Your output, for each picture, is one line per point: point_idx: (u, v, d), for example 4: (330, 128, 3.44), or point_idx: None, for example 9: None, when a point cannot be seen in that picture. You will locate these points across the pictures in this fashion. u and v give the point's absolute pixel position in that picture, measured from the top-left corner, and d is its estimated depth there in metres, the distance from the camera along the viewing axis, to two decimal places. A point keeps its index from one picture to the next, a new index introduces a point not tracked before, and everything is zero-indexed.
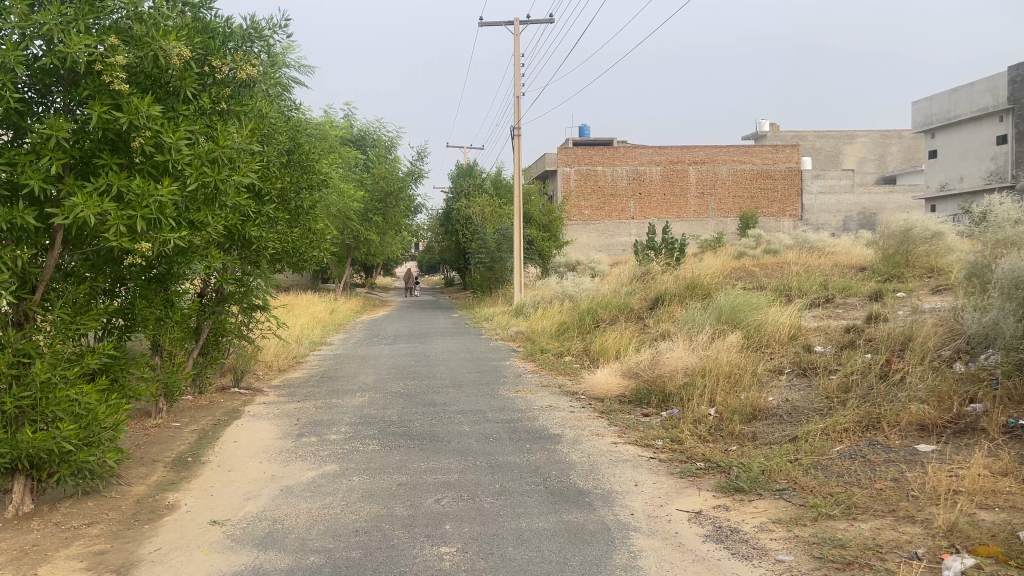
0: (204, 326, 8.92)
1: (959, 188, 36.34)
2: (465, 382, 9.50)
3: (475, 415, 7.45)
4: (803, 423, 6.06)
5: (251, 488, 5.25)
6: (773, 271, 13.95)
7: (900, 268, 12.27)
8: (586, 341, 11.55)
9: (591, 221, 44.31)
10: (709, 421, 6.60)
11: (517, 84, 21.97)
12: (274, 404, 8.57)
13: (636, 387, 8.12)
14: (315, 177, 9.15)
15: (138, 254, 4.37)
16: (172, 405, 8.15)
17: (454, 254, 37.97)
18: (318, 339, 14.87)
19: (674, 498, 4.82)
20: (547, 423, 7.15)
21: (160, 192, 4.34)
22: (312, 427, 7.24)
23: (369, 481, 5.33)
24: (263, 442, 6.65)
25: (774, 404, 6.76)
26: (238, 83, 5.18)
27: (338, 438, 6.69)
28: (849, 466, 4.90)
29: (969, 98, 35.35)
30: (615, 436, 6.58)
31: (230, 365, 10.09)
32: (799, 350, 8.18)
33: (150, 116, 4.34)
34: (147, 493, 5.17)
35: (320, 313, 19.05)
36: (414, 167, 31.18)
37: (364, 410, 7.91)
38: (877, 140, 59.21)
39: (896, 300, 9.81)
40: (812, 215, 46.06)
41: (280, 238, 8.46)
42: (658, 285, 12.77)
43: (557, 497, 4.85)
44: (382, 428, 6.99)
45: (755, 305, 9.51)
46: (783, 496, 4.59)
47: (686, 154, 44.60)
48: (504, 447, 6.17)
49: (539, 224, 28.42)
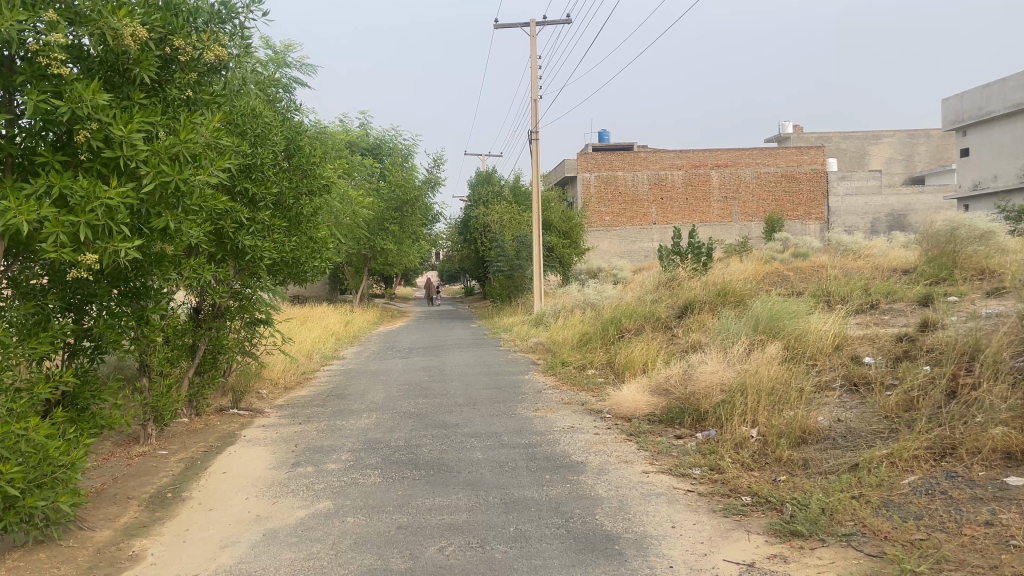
0: (199, 342, 8.35)
1: (994, 187, 35.05)
2: (479, 400, 8.78)
3: (490, 439, 6.75)
4: (864, 447, 5.28)
5: (230, 534, 4.61)
6: (809, 275, 13.11)
7: (948, 269, 11.39)
8: (610, 352, 10.81)
9: (612, 228, 43.56)
10: (751, 447, 5.85)
11: (534, 87, 21.36)
12: (272, 427, 7.90)
13: (666, 404, 7.38)
14: (315, 181, 8.42)
15: (84, 269, 3.73)
16: (164, 430, 7.55)
17: (473, 263, 37.38)
18: (330, 353, 14.30)
19: (720, 543, 4.10)
20: (569, 447, 6.43)
21: (107, 194, 3.67)
22: (309, 454, 6.58)
23: (365, 523, 4.65)
24: (254, 473, 6.02)
25: (826, 425, 5.99)
26: (206, 68, 4.51)
27: (336, 468, 6.03)
28: (929, 505, 4.14)
29: (1002, 94, 34.14)
30: (645, 464, 5.86)
31: (230, 384, 9.49)
32: (847, 362, 7.40)
33: (97, 105, 3.68)
34: (110, 540, 4.56)
35: (334, 325, 18.49)
36: (431, 175, 30.68)
37: (369, 433, 7.24)
38: (905, 140, 57.86)
39: (949, 305, 8.98)
40: (839, 218, 44.95)
41: (276, 247, 7.74)
42: (686, 292, 12.00)
43: (581, 545, 4.12)
44: (386, 455, 6.30)
45: (795, 312, 8.73)
46: (851, 544, 3.86)
47: (708, 157, 43.73)
48: (520, 478, 5.45)
49: (559, 231, 27.71)
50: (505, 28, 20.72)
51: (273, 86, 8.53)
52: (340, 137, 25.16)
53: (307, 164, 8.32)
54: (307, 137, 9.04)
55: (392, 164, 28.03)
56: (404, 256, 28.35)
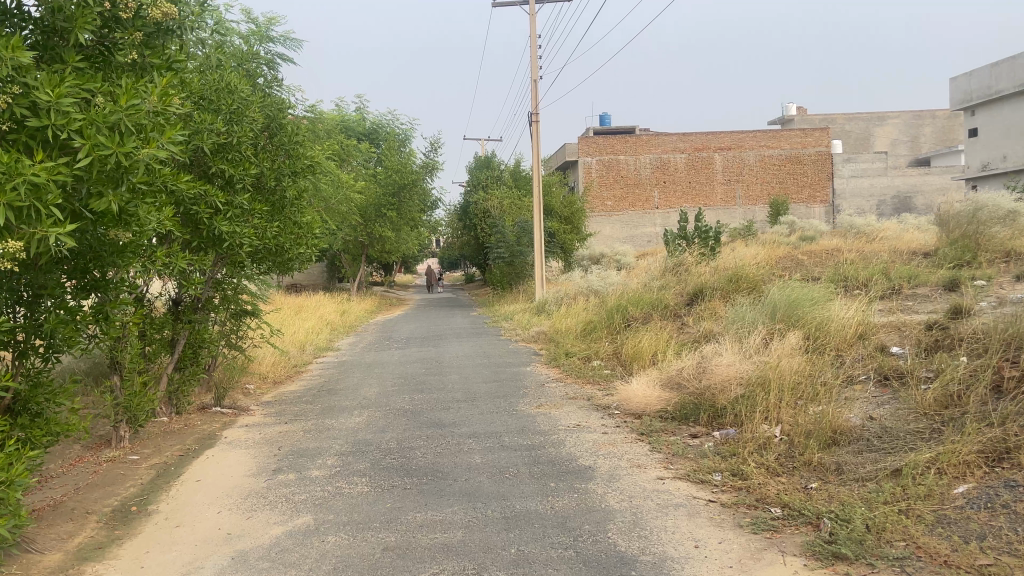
0: (179, 335, 7.84)
1: (1003, 167, 34.34)
2: (478, 395, 8.25)
3: (489, 440, 6.22)
4: (904, 450, 4.75)
5: (196, 557, 4.08)
6: (823, 259, 12.55)
7: (970, 252, 10.83)
8: (616, 342, 10.28)
9: (614, 213, 42.94)
10: (776, 449, 5.31)
11: (534, 67, 20.73)
12: (257, 427, 7.39)
13: (679, 399, 6.84)
14: (300, 162, 7.84)
15: (8, 258, 3.17)
16: (139, 432, 7.03)
17: (473, 249, 36.83)
18: (324, 344, 13.78)
19: (752, 567, 3.57)
20: (575, 449, 5.90)
21: (32, 169, 3.11)
22: (293, 458, 6.06)
23: (347, 543, 4.12)
24: (230, 482, 5.50)
25: (858, 423, 5.44)
26: (155, 27, 3.97)
27: (321, 475, 5.51)
28: (991, 522, 3.62)
29: (1012, 71, 33.28)
30: (660, 468, 5.33)
31: (214, 380, 8.95)
32: (874, 353, 6.87)
33: (20, 65, 3.14)
34: (59, 565, 4.03)
35: (329, 315, 18.00)
36: (430, 160, 30.05)
37: (359, 434, 6.71)
38: (910, 121, 57.06)
39: (978, 289, 8.43)
40: (844, 201, 44.29)
41: (257, 233, 7.17)
42: (695, 278, 11.45)
43: (592, 571, 3.59)
44: (376, 460, 5.77)
45: (815, 299, 8.19)
46: (906, 571, 3.33)
47: (711, 140, 43.06)
48: (522, 488, 4.92)
49: (560, 216, 27.15)
50: (503, 7, 20.07)
51: (252, 62, 8.03)
52: (335, 121, 24.56)
53: (291, 142, 7.80)
54: (291, 115, 8.47)
55: (389, 149, 27.42)
56: (403, 243, 27.82)
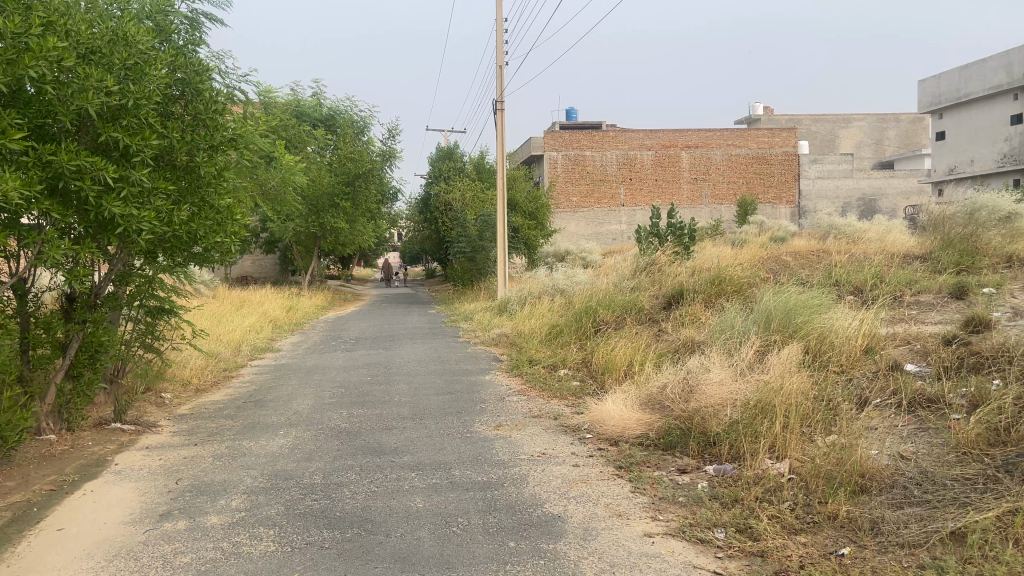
0: (71, 339, 6.52)
1: (970, 171, 34.23)
2: (427, 412, 7.11)
3: (437, 475, 5.09)
4: (958, 506, 3.75)
5: None
6: (810, 261, 11.68)
7: (969, 255, 10.05)
8: (585, 350, 9.24)
9: (580, 209, 42.13)
10: (790, 495, 4.28)
11: (499, 52, 19.63)
12: (159, 450, 6.17)
13: (662, 423, 5.80)
14: (219, 133, 6.61)
15: None
16: (11, 457, 5.73)
17: (435, 244, 35.59)
18: (263, 344, 12.49)
19: None
20: (539, 488, 4.81)
21: None
22: (190, 497, 4.86)
23: None
24: (100, 534, 4.27)
25: (888, 463, 4.44)
26: None
27: (219, 525, 4.33)
28: None
29: (980, 74, 33.08)
30: (647, 519, 4.25)
31: (116, 388, 7.64)
32: (888, 372, 5.91)
33: None
34: None
35: (275, 311, 16.70)
36: (389, 148, 28.75)
37: (279, 464, 5.53)
38: (874, 124, 57.29)
39: (990, 298, 7.58)
40: (809, 202, 43.99)
41: (158, 215, 5.90)
42: (672, 280, 10.49)
43: None
44: (292, 503, 4.61)
45: (813, 306, 7.23)
46: None
47: (679, 137, 42.44)
48: (471, 549, 3.81)
49: (525, 211, 26.30)
50: None
51: (164, 15, 6.82)
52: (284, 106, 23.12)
53: (209, 111, 6.57)
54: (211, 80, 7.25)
55: (345, 137, 26.05)
56: (360, 235, 26.49)
